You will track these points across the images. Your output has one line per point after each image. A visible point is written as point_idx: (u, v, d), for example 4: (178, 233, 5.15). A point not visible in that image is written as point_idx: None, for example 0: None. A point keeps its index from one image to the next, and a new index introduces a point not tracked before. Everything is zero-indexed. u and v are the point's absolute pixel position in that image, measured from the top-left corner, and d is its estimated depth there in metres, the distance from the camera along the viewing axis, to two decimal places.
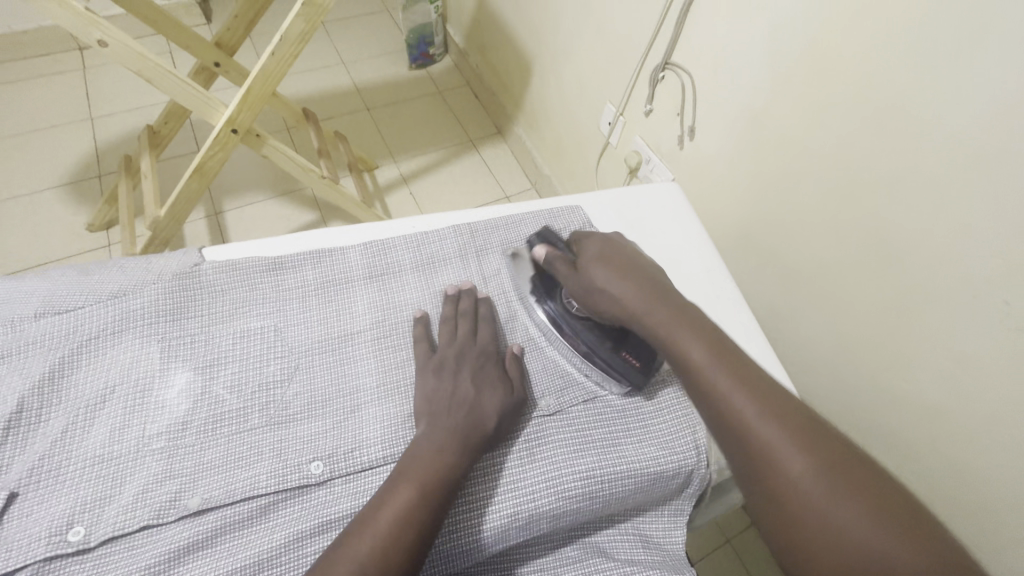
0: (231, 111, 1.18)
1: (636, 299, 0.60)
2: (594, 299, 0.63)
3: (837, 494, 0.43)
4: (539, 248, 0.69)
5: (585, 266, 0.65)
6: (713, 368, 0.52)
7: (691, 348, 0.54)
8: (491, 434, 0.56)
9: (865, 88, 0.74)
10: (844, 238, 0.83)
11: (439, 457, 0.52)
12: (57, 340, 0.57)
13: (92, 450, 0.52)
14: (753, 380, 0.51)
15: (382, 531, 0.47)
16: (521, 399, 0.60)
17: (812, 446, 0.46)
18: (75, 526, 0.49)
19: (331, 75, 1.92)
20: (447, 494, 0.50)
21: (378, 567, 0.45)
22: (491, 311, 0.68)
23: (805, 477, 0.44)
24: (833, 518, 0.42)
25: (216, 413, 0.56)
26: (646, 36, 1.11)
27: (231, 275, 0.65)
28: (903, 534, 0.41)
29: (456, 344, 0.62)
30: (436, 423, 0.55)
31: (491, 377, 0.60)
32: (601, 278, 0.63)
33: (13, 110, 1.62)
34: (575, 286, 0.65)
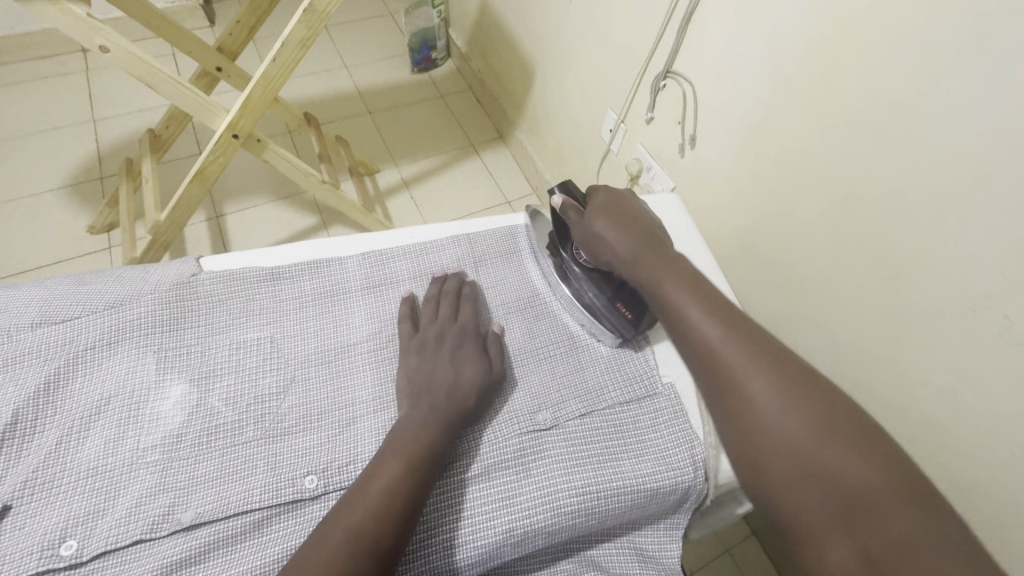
0: (232, 117, 1.18)
1: (628, 244, 0.62)
2: (594, 245, 0.65)
3: (794, 414, 0.47)
4: (558, 196, 0.70)
5: (589, 216, 0.66)
6: (691, 304, 0.56)
7: (671, 289, 0.57)
8: (470, 410, 0.58)
9: (866, 102, 0.74)
10: (845, 250, 0.83)
11: (425, 434, 0.54)
12: (52, 351, 0.57)
13: (86, 463, 0.52)
14: (727, 317, 0.54)
15: (371, 502, 0.49)
16: (499, 376, 0.62)
17: (775, 374, 0.49)
18: (67, 540, 0.48)
19: (333, 78, 1.92)
20: (430, 469, 0.52)
21: (369, 538, 0.47)
22: (475, 292, 0.70)
23: (766, 399, 0.48)
24: (787, 435, 0.47)
25: (211, 426, 0.56)
26: (648, 44, 1.11)
27: (228, 285, 0.65)
28: (849, 447, 0.45)
29: (438, 322, 0.65)
30: (418, 401, 0.57)
31: (469, 355, 0.62)
32: (601, 221, 0.65)
33: (15, 111, 1.63)
34: (580, 235, 0.66)
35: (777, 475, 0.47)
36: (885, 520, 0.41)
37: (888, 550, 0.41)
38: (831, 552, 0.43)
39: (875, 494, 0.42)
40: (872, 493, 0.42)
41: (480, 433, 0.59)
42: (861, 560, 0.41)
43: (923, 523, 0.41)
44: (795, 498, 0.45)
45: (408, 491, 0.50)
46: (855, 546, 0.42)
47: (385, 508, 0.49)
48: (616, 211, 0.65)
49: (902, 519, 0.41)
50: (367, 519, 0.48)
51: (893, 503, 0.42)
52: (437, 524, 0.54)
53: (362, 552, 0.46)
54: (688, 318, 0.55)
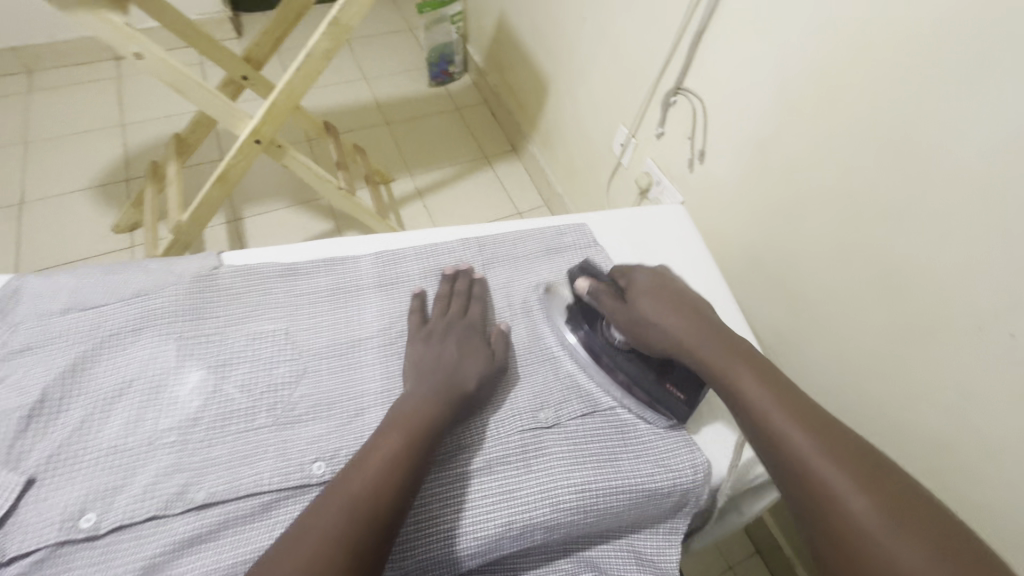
0: (256, 123, 1.23)
1: (689, 329, 0.61)
2: (645, 333, 0.63)
3: (902, 542, 0.44)
4: (581, 280, 0.69)
5: (635, 300, 0.65)
6: (769, 403, 0.53)
7: (747, 383, 0.55)
8: (471, 395, 0.60)
9: (872, 121, 0.76)
10: (850, 264, 0.84)
11: (422, 414, 0.56)
12: (81, 335, 0.60)
13: (107, 441, 0.55)
14: (817, 421, 0.51)
15: (372, 471, 0.51)
16: (501, 368, 0.64)
17: (874, 489, 0.46)
18: (86, 513, 0.51)
19: (353, 90, 1.98)
20: (432, 446, 0.54)
21: (371, 504, 0.49)
22: (484, 291, 0.71)
23: (871, 519, 0.45)
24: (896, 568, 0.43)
25: (225, 411, 0.58)
26: (659, 61, 1.14)
27: (248, 279, 0.68)
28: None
29: (447, 316, 0.67)
30: (419, 382, 0.59)
31: (474, 346, 0.64)
32: (652, 301, 0.64)
33: (49, 114, 1.70)
34: (623, 318, 0.65)
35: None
36: None
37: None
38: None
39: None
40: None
41: (485, 427, 0.61)
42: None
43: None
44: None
45: (405, 468, 0.51)
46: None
47: (382, 482, 0.50)
48: (667, 294, 0.65)
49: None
50: (365, 492, 0.49)
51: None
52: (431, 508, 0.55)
53: (365, 516, 0.48)
54: (774, 421, 0.52)
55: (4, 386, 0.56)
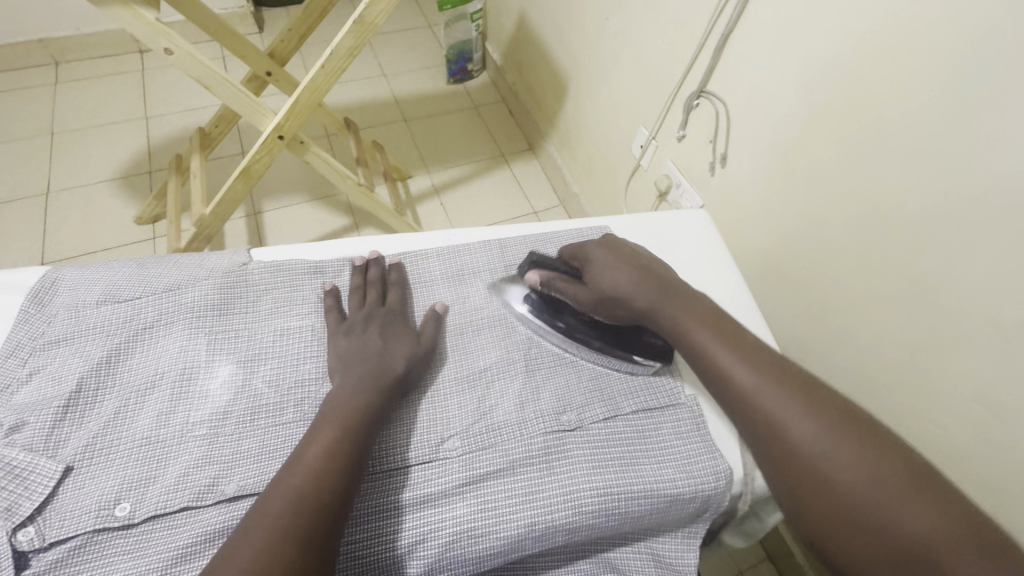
0: (279, 118, 1.24)
1: (646, 295, 0.62)
2: (608, 302, 0.64)
3: (845, 449, 0.48)
4: (531, 274, 0.69)
5: (595, 270, 0.65)
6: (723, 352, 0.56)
7: (705, 339, 0.58)
8: (400, 378, 0.60)
9: (901, 130, 0.74)
10: (873, 273, 0.83)
11: (354, 404, 0.55)
12: (116, 326, 0.62)
13: (141, 432, 0.56)
14: (769, 362, 0.55)
15: (307, 467, 0.49)
16: (428, 351, 0.64)
17: (822, 412, 0.50)
18: (121, 502, 0.52)
19: (372, 86, 1.99)
20: (365, 436, 0.54)
21: (310, 498, 0.48)
22: (401, 276, 0.71)
23: (817, 432, 0.49)
24: (839, 473, 0.47)
25: (254, 405, 0.59)
26: (682, 64, 1.13)
27: (276, 276, 0.69)
28: (907, 491, 0.44)
29: (365, 307, 0.66)
30: (349, 374, 0.58)
31: (398, 331, 0.64)
32: (610, 274, 0.64)
33: (75, 106, 1.73)
34: (587, 291, 0.65)
35: (825, 513, 0.47)
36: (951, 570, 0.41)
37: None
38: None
39: (940, 538, 0.42)
40: (939, 539, 0.42)
41: (509, 428, 0.61)
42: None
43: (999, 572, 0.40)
44: (853, 548, 0.45)
45: (345, 458, 0.51)
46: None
47: (326, 474, 0.49)
48: (623, 261, 0.65)
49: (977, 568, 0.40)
50: (305, 487, 0.48)
51: (962, 551, 0.41)
52: (395, 512, 0.55)
53: (305, 511, 0.47)
54: (731, 371, 0.55)
55: (42, 375, 0.58)
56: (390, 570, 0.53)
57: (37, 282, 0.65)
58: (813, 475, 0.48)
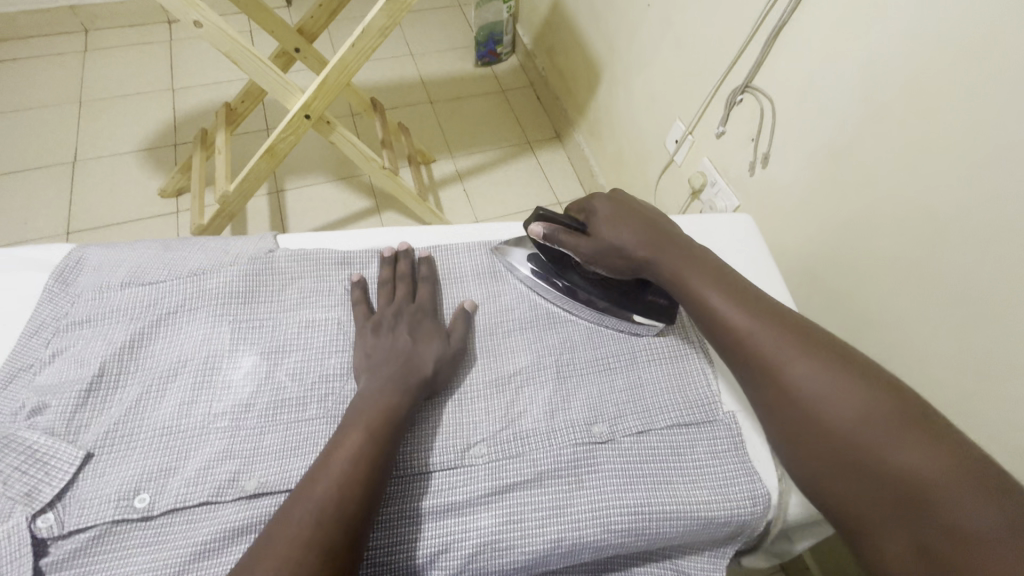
0: (308, 97, 1.21)
1: (647, 246, 0.63)
2: (609, 254, 0.65)
3: (846, 396, 0.49)
4: (536, 224, 0.67)
5: (598, 226, 0.66)
6: (733, 311, 0.57)
7: (716, 299, 0.58)
8: (428, 379, 0.58)
9: (968, 141, 0.69)
10: (924, 290, 0.78)
11: (382, 405, 0.53)
12: (139, 311, 0.60)
13: (162, 421, 0.55)
14: (782, 319, 0.55)
15: (335, 474, 0.48)
16: (457, 350, 0.62)
17: (828, 364, 0.51)
18: (140, 493, 0.51)
19: (399, 66, 1.95)
20: (392, 439, 0.52)
21: (337, 505, 0.46)
22: (432, 270, 0.69)
23: (822, 381, 0.50)
24: (835, 417, 0.49)
25: (277, 398, 0.57)
26: (727, 56, 1.07)
27: (303, 263, 0.67)
28: (899, 432, 0.46)
29: (395, 303, 0.64)
30: (375, 374, 0.56)
31: (426, 330, 0.62)
32: (613, 226, 0.65)
33: (102, 75, 1.72)
34: (589, 248, 0.65)
35: (819, 456, 0.49)
36: (945, 512, 0.42)
37: (944, 538, 0.41)
38: (888, 544, 0.44)
39: (935, 479, 0.43)
40: (929, 475, 0.43)
41: (538, 438, 0.59)
42: (916, 551, 0.43)
43: (997, 512, 0.40)
44: (847, 488, 0.47)
45: (372, 463, 0.49)
46: (906, 526, 0.43)
47: (352, 480, 0.47)
48: (627, 217, 0.66)
49: (965, 502, 0.41)
50: (334, 491, 0.47)
51: (949, 487, 0.42)
52: (418, 520, 0.53)
53: (331, 520, 0.45)
54: (737, 324, 0.56)
55: (64, 358, 0.57)
56: None
57: (62, 260, 0.64)
58: (815, 425, 0.50)
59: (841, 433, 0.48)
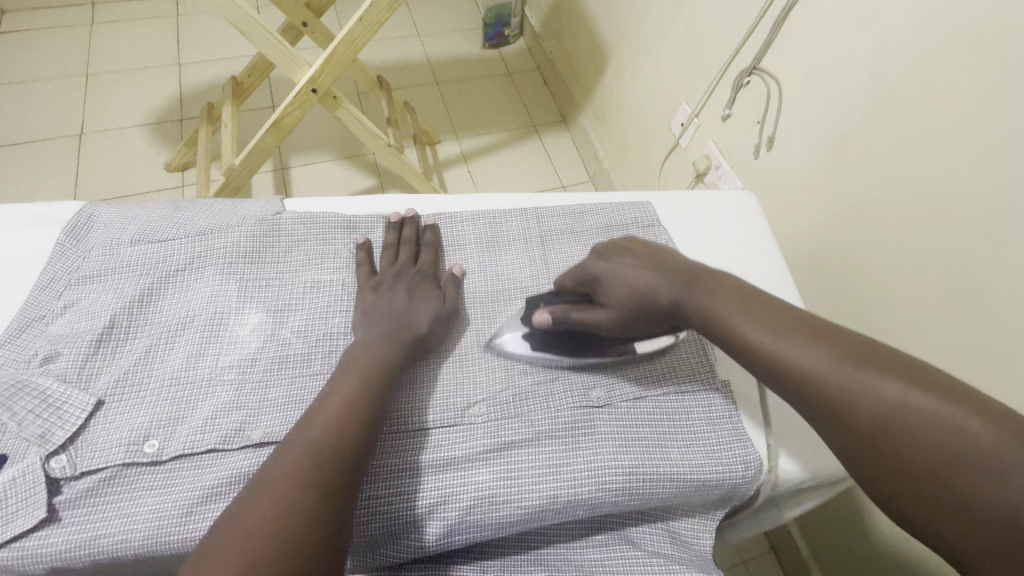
0: (314, 71, 1.21)
1: (667, 288, 0.56)
2: (635, 312, 0.58)
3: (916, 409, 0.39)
4: (541, 313, 0.63)
5: (603, 288, 0.61)
6: (772, 339, 0.47)
7: (751, 330, 0.49)
8: (422, 337, 0.59)
9: (976, 120, 0.69)
10: (924, 272, 0.79)
11: (376, 359, 0.55)
12: (148, 267, 0.61)
13: (170, 372, 0.56)
14: (830, 333, 0.46)
15: (331, 421, 0.49)
16: (451, 310, 0.64)
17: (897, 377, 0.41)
18: (150, 439, 0.52)
19: (406, 46, 1.94)
20: (385, 390, 0.53)
21: (330, 448, 0.47)
22: (435, 238, 0.70)
23: (886, 389, 0.41)
24: (909, 430, 0.39)
25: (282, 355, 0.59)
26: (735, 38, 1.07)
27: (309, 226, 0.68)
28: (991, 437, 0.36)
29: (396, 266, 0.65)
30: (372, 327, 0.58)
31: (425, 290, 0.64)
32: (620, 283, 0.59)
33: (109, 48, 1.72)
34: (612, 315, 0.59)
35: (892, 471, 0.39)
36: None
37: None
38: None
39: None
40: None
41: (537, 399, 0.60)
42: None
43: None
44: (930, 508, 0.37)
45: (366, 412, 0.50)
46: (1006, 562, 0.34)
47: (347, 425, 0.49)
48: (625, 266, 0.60)
49: None
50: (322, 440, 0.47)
51: None
52: (417, 472, 0.55)
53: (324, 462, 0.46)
54: (785, 359, 0.46)
55: (75, 310, 0.58)
56: (411, 529, 0.53)
57: (72, 217, 0.65)
58: (892, 444, 0.39)
59: (913, 447, 0.38)
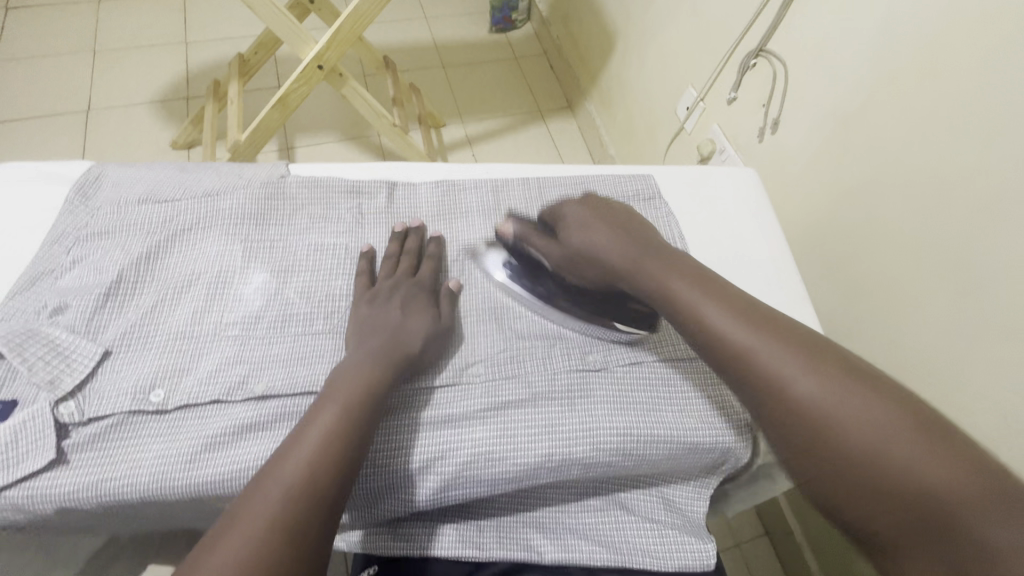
0: (321, 47, 1.22)
1: (622, 256, 0.61)
2: (580, 265, 0.65)
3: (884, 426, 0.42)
4: (507, 225, 0.70)
5: (566, 232, 0.66)
6: (763, 343, 0.48)
7: (734, 330, 0.50)
8: (413, 356, 0.58)
9: (980, 99, 0.69)
10: (920, 254, 0.78)
11: (360, 381, 0.52)
12: (155, 225, 0.62)
13: (176, 325, 0.57)
14: (801, 343, 0.48)
15: (305, 460, 0.46)
16: (446, 327, 0.62)
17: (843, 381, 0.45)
18: (156, 389, 0.53)
19: (414, 29, 1.94)
20: (369, 414, 0.51)
21: (304, 493, 0.45)
22: (440, 248, 0.68)
23: (836, 406, 0.44)
24: (854, 441, 0.42)
25: (285, 313, 0.60)
26: (742, 21, 1.07)
27: (312, 191, 0.69)
28: (919, 440, 0.41)
29: (394, 276, 0.64)
30: (362, 344, 0.56)
31: (420, 306, 0.62)
32: (582, 231, 0.65)
33: (118, 25, 1.73)
34: (560, 257, 0.66)
35: (839, 483, 0.42)
36: (963, 529, 0.38)
37: (973, 557, 0.37)
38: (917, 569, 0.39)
39: (953, 491, 0.38)
40: (947, 487, 0.39)
41: (536, 362, 0.61)
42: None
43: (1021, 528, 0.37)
44: (867, 510, 0.41)
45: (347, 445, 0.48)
46: (940, 560, 0.38)
47: (324, 462, 0.47)
48: (595, 221, 0.65)
49: (991, 519, 0.37)
50: (305, 473, 0.46)
51: (969, 500, 0.38)
52: (413, 428, 0.56)
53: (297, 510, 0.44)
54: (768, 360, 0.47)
55: (84, 264, 0.59)
56: (405, 487, 0.54)
57: (82, 176, 0.66)
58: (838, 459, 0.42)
59: (865, 458, 0.41)
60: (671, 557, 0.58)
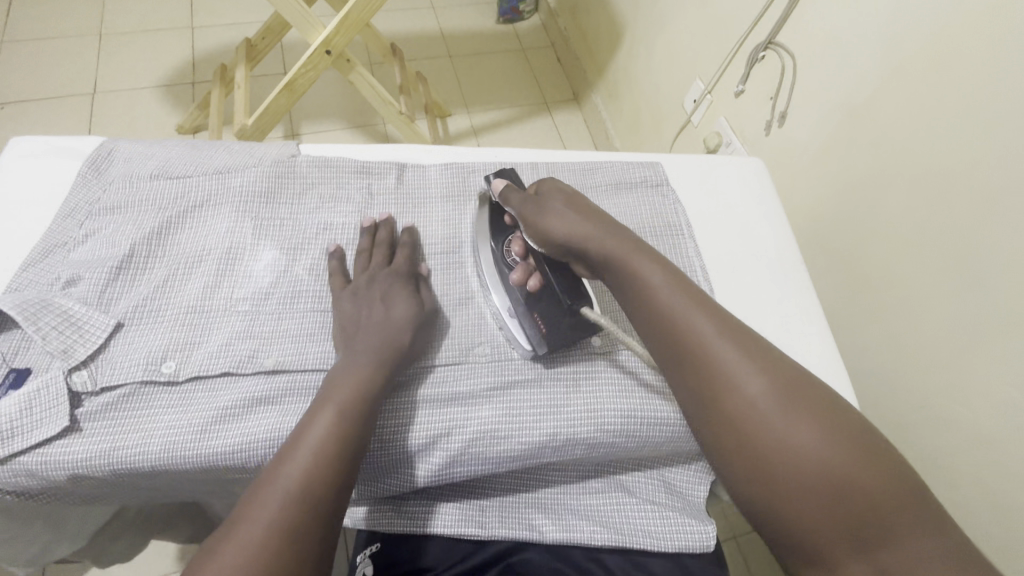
0: (329, 33, 1.21)
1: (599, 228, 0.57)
2: (548, 224, 0.58)
3: (832, 444, 0.41)
4: (496, 184, 0.66)
5: (546, 196, 0.61)
6: (727, 349, 0.46)
7: (715, 343, 0.47)
8: (405, 349, 0.56)
9: (987, 91, 0.69)
10: (926, 247, 0.78)
11: (356, 382, 0.51)
12: (167, 201, 0.63)
13: (187, 299, 0.58)
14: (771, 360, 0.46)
15: (304, 469, 0.45)
16: (429, 313, 0.61)
17: (795, 398, 0.43)
18: (168, 360, 0.54)
19: (420, 18, 1.93)
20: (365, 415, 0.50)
21: (299, 508, 0.43)
22: (412, 237, 0.66)
23: (778, 414, 0.43)
24: (796, 450, 0.41)
25: (295, 290, 0.61)
26: (752, 13, 1.06)
27: (321, 170, 0.69)
28: (850, 447, 0.41)
29: (369, 269, 0.62)
30: (356, 345, 0.55)
31: (403, 291, 0.60)
32: (563, 197, 0.61)
33: (125, 9, 1.72)
34: (530, 212, 0.60)
35: (781, 497, 0.41)
36: (887, 535, 0.38)
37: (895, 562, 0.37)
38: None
39: (880, 497, 0.39)
40: (874, 492, 0.39)
41: None
42: None
43: (934, 537, 0.38)
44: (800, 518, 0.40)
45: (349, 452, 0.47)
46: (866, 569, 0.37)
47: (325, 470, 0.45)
48: (578, 196, 0.61)
49: (910, 530, 0.38)
50: (300, 483, 0.44)
51: (894, 506, 0.38)
52: (415, 407, 0.57)
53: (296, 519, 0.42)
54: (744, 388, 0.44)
55: (97, 238, 0.60)
56: (408, 465, 0.55)
57: (94, 151, 0.67)
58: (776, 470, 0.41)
59: (803, 467, 0.40)
60: (671, 539, 0.58)
